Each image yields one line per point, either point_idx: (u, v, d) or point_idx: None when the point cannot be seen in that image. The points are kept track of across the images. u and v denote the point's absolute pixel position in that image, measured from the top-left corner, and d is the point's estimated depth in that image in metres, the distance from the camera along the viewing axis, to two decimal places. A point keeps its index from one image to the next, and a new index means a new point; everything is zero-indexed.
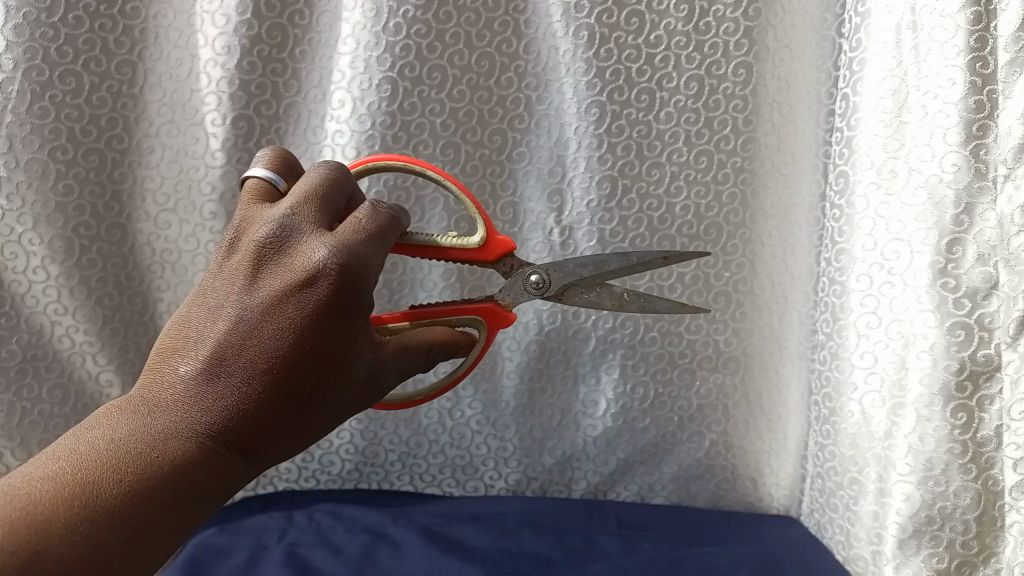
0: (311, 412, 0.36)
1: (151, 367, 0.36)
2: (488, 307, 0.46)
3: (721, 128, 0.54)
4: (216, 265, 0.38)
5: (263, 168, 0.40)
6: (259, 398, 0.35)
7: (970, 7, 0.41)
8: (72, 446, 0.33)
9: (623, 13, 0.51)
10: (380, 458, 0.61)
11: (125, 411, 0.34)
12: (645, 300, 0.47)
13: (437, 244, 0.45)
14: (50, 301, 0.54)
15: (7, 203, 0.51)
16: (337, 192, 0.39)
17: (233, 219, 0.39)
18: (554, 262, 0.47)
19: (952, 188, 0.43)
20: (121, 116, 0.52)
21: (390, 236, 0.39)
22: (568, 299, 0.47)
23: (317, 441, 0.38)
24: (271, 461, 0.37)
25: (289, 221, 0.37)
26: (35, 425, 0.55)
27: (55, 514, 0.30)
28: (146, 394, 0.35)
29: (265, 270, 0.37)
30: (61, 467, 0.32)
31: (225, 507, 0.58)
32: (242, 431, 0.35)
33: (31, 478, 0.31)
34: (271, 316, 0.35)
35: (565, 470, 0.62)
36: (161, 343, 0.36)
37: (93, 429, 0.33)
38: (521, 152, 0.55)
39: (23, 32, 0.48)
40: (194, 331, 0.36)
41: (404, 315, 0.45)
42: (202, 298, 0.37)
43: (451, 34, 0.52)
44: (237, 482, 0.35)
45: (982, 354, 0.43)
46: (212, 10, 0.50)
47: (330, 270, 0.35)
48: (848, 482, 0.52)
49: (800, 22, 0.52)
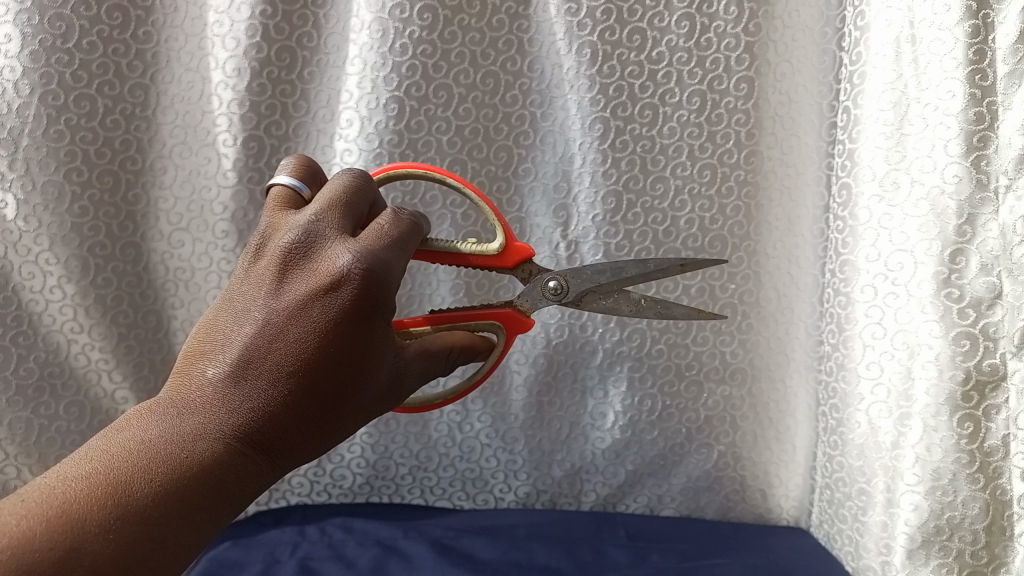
0: (335, 413, 0.37)
1: (179, 371, 0.36)
2: (507, 312, 0.47)
3: (724, 141, 0.54)
4: (242, 270, 0.39)
5: (287, 175, 0.41)
6: (284, 401, 0.35)
7: (968, 21, 0.42)
8: (105, 446, 0.33)
9: (625, 30, 0.52)
10: (391, 471, 0.62)
11: (155, 412, 0.35)
12: (662, 305, 0.48)
13: (456, 250, 0.46)
14: (67, 320, 0.55)
15: (24, 225, 0.52)
16: (360, 199, 0.40)
17: (258, 226, 0.39)
18: (572, 268, 0.47)
19: (954, 199, 0.43)
20: (135, 138, 0.53)
21: (411, 243, 0.40)
22: (588, 305, 0.48)
23: (338, 443, 0.38)
24: (295, 462, 0.37)
25: (313, 227, 0.38)
26: (52, 441, 0.56)
27: (89, 513, 0.31)
28: (175, 396, 0.35)
29: (290, 275, 0.37)
30: (94, 466, 0.32)
31: (238, 522, 0.59)
32: (268, 432, 0.35)
33: (65, 477, 0.32)
34: (296, 320, 0.36)
35: (574, 482, 0.62)
36: (190, 346, 0.37)
37: (125, 429, 0.34)
38: (526, 167, 0.55)
39: (39, 58, 0.50)
40: (222, 335, 0.36)
41: (426, 319, 0.46)
42: (229, 302, 0.38)
43: (456, 53, 0.53)
44: (263, 482, 0.36)
45: (988, 364, 0.43)
46: (223, 34, 0.51)
47: (353, 276, 0.36)
48: (857, 493, 0.52)
49: (801, 36, 0.52)
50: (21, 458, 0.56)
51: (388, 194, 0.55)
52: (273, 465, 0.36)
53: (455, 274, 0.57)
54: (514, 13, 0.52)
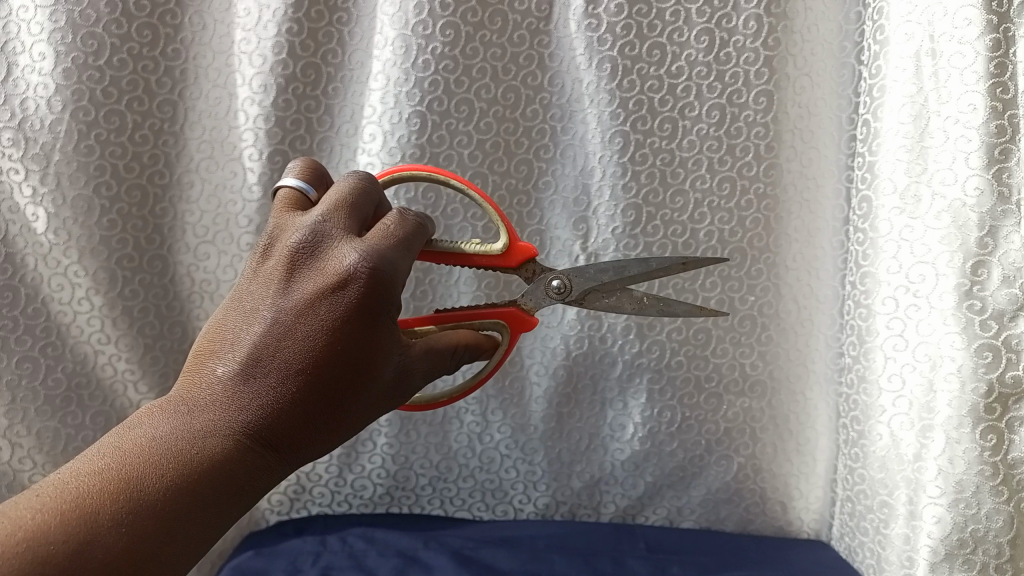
0: (341, 411, 0.37)
1: (190, 369, 0.37)
2: (510, 311, 0.47)
3: (743, 154, 0.54)
4: (251, 271, 0.39)
5: (294, 178, 0.42)
6: (293, 398, 0.36)
7: (988, 35, 0.43)
8: (118, 443, 0.34)
9: (645, 45, 0.52)
10: (411, 481, 0.62)
11: (167, 410, 0.35)
12: (664, 303, 0.48)
13: (460, 251, 0.46)
14: (94, 331, 0.56)
15: (55, 238, 0.53)
16: (366, 200, 0.40)
17: (266, 227, 0.40)
18: (574, 268, 0.47)
19: (975, 211, 0.44)
20: (163, 153, 0.54)
21: (417, 243, 0.40)
22: (589, 303, 0.48)
23: (346, 441, 0.38)
24: (303, 460, 0.38)
25: (321, 228, 0.38)
26: (79, 450, 0.57)
27: (103, 507, 0.31)
28: (186, 394, 0.36)
29: (298, 274, 0.38)
30: (107, 463, 0.33)
31: (261, 532, 0.60)
32: (277, 429, 0.36)
33: (80, 472, 0.33)
34: (304, 319, 0.37)
35: (594, 493, 0.62)
36: (200, 345, 0.38)
37: (137, 426, 0.35)
38: (547, 181, 0.56)
39: (71, 75, 0.51)
40: (231, 334, 0.37)
41: (429, 319, 0.47)
42: (238, 303, 0.38)
43: (478, 69, 0.53)
44: (270, 479, 0.36)
45: (1010, 376, 0.44)
46: (250, 51, 0.53)
47: (360, 274, 0.37)
48: (878, 505, 0.51)
49: (820, 49, 0.53)
50: (48, 467, 0.57)
51: (409, 206, 0.56)
52: (280, 462, 0.36)
53: (476, 286, 0.58)
54: (535, 29, 0.53)
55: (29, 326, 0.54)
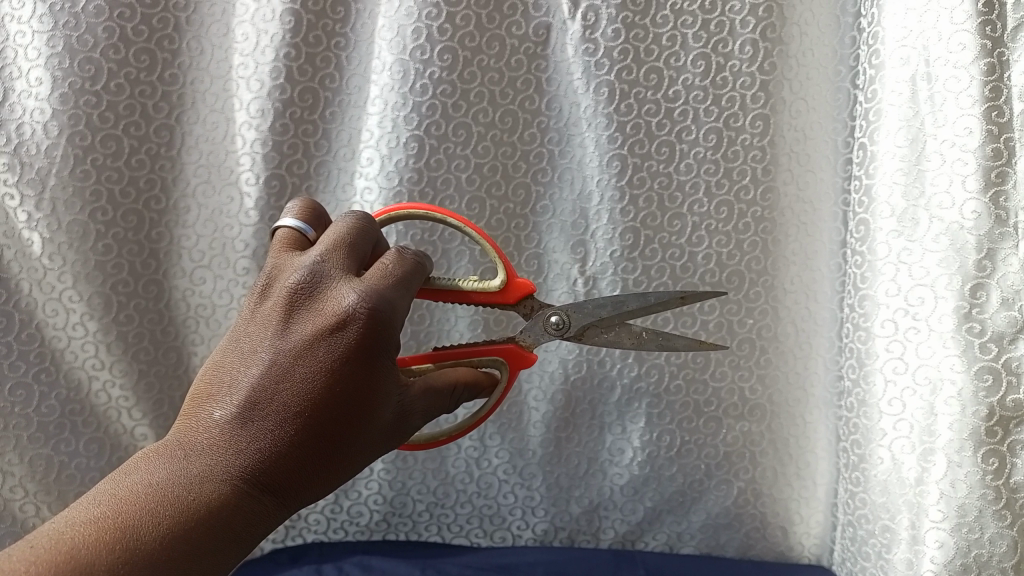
0: (340, 453, 0.37)
1: (186, 413, 0.37)
2: (509, 347, 0.47)
3: (741, 178, 0.55)
4: (248, 312, 0.39)
5: (292, 217, 0.42)
6: (291, 441, 0.35)
7: (983, 59, 0.43)
8: (112, 490, 0.33)
9: (642, 70, 0.53)
10: (408, 508, 0.61)
11: (163, 454, 0.35)
12: (664, 338, 0.47)
13: (459, 288, 0.46)
14: (88, 356, 0.55)
15: (49, 262, 0.53)
16: (365, 239, 0.40)
17: (264, 268, 0.40)
18: (573, 303, 0.47)
19: (973, 234, 0.44)
20: (160, 177, 0.54)
21: (415, 281, 0.40)
22: (588, 339, 0.48)
23: (343, 483, 0.38)
24: (300, 504, 0.37)
25: (320, 268, 0.38)
26: (71, 478, 0.56)
27: (98, 556, 0.30)
28: (182, 438, 0.35)
29: (296, 315, 0.38)
30: (103, 511, 0.32)
31: (255, 562, 0.59)
32: (275, 473, 0.35)
33: (75, 521, 0.32)
34: (303, 360, 0.36)
35: (593, 518, 0.61)
36: (196, 388, 0.37)
37: (132, 473, 0.34)
38: (544, 205, 0.56)
39: (68, 100, 0.51)
40: (229, 376, 0.37)
41: (427, 355, 0.46)
42: (235, 345, 0.38)
43: (475, 93, 0.54)
44: (268, 523, 0.35)
45: (1011, 399, 0.44)
46: (248, 76, 0.53)
47: (359, 314, 0.37)
48: (880, 530, 0.50)
49: (814, 73, 0.54)
50: (40, 496, 0.56)
51: (406, 232, 0.56)
52: (279, 506, 0.35)
53: (473, 310, 0.58)
54: (532, 53, 0.53)
55: (23, 352, 0.54)
